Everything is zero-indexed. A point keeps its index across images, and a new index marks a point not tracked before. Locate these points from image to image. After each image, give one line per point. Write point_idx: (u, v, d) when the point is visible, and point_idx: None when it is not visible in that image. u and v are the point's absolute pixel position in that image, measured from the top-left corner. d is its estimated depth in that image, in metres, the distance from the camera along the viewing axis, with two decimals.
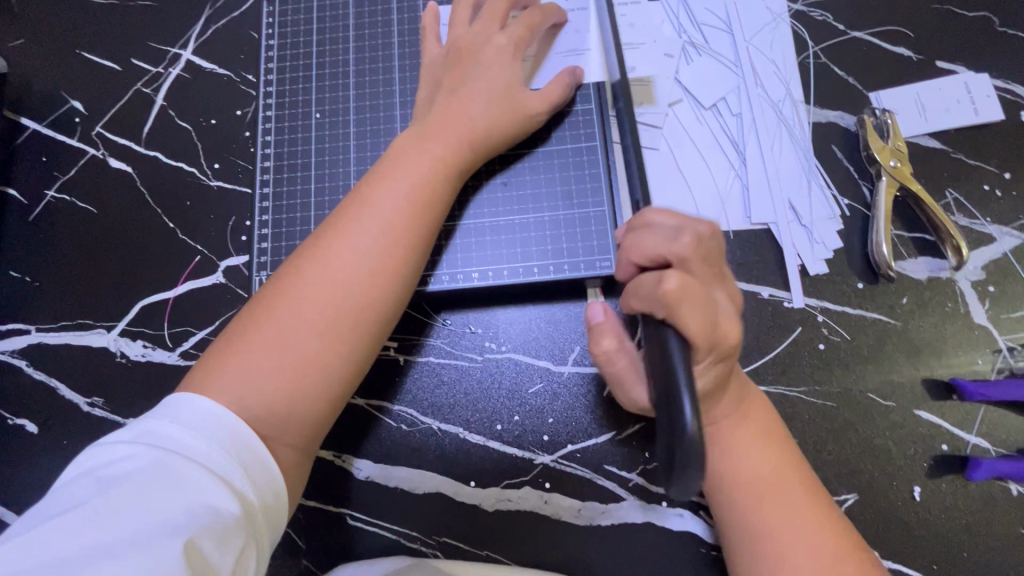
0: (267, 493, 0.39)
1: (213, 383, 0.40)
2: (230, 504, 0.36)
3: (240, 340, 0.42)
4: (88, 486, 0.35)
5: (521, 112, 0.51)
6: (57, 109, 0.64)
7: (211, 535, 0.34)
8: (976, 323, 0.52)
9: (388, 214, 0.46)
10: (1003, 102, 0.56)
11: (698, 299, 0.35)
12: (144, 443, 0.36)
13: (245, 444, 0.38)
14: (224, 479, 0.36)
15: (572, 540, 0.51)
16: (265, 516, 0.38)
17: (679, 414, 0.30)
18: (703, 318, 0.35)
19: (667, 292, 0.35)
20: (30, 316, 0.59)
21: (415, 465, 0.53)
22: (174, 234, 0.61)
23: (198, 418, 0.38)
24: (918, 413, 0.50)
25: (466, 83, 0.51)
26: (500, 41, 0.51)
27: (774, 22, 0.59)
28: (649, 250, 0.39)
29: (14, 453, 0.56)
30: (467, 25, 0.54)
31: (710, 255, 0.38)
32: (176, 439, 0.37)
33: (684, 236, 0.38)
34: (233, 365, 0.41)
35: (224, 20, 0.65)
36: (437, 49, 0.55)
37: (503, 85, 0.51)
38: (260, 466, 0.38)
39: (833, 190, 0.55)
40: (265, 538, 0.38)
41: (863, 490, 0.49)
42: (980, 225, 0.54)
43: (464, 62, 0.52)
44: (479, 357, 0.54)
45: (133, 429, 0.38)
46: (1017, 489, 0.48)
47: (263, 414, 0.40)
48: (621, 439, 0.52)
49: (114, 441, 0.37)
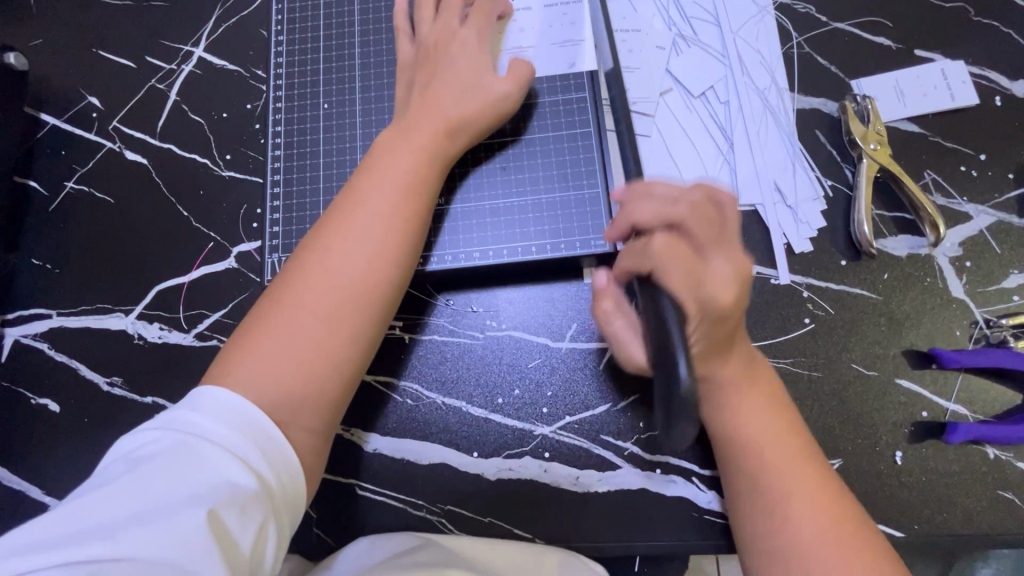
0: (284, 474, 0.41)
1: (227, 375, 0.43)
2: (249, 481, 0.38)
3: (250, 334, 0.45)
4: (121, 467, 0.38)
5: (491, 99, 0.53)
6: (74, 105, 0.67)
7: (231, 509, 0.37)
8: (954, 297, 0.54)
9: (380, 206, 0.49)
10: (978, 88, 0.59)
11: (686, 260, 0.41)
12: (170, 428, 0.39)
13: (262, 428, 0.41)
14: (243, 458, 0.39)
15: (571, 507, 0.54)
16: (283, 495, 0.40)
17: (674, 370, 0.34)
18: (686, 275, 0.40)
19: (657, 250, 0.41)
20: (51, 301, 0.62)
21: (421, 437, 0.56)
22: (188, 223, 0.63)
23: (217, 404, 0.41)
24: (899, 382, 0.53)
25: (439, 78, 0.53)
26: (464, 36, 0.55)
27: (759, 14, 0.62)
28: (649, 213, 0.44)
29: (37, 430, 0.59)
30: (430, 23, 0.57)
31: (706, 217, 0.43)
32: (199, 423, 0.39)
33: (681, 201, 0.43)
34: (244, 358, 0.44)
35: (233, 19, 0.68)
36: (408, 49, 0.58)
37: (469, 78, 0.54)
38: (275, 446, 0.41)
39: (817, 173, 0.58)
40: (283, 515, 0.40)
41: (848, 455, 0.52)
42: (957, 205, 0.56)
43: (433, 59, 0.55)
44: (480, 334, 0.57)
45: (162, 416, 0.41)
46: (994, 452, 0.51)
47: (280, 396, 0.43)
48: (617, 410, 0.54)
49: (145, 426, 0.40)
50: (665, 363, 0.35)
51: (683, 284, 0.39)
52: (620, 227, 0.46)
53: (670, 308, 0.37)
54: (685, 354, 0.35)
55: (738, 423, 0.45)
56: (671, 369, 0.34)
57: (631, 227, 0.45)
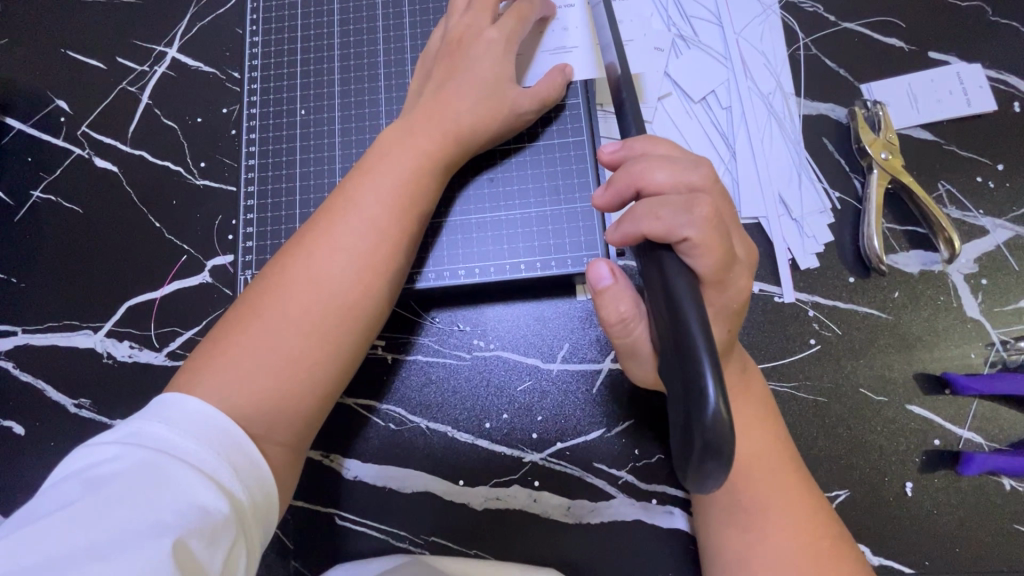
0: (257, 493, 0.38)
1: (199, 384, 0.40)
2: (220, 503, 0.35)
3: (226, 340, 0.42)
4: (75, 487, 0.34)
5: (508, 108, 0.50)
6: (41, 109, 0.64)
7: (200, 535, 0.34)
8: (969, 317, 0.51)
9: (372, 211, 0.45)
10: (995, 93, 0.55)
11: (722, 230, 0.36)
12: (132, 443, 0.36)
13: (235, 443, 0.38)
14: (214, 478, 0.36)
15: (563, 539, 0.51)
16: (255, 516, 0.38)
17: (700, 390, 0.28)
18: (722, 248, 0.35)
19: (701, 217, 0.35)
20: (16, 317, 0.59)
21: (404, 464, 0.53)
22: (160, 234, 0.60)
23: (187, 418, 0.38)
24: (910, 408, 0.50)
25: (455, 77, 0.50)
26: (491, 36, 0.51)
27: (764, 14, 0.58)
28: (673, 177, 0.38)
29: (1, 454, 0.56)
30: (462, 13, 0.53)
31: (722, 189, 0.39)
32: (166, 439, 0.36)
33: (704, 166, 0.38)
34: (219, 366, 0.41)
35: (208, 17, 0.65)
36: (434, 41, 0.54)
37: (492, 81, 0.50)
38: (250, 464, 0.38)
39: (824, 183, 0.55)
40: (255, 539, 0.37)
41: (855, 486, 0.49)
42: (972, 218, 0.53)
43: (456, 54, 0.51)
44: (467, 355, 0.54)
45: (122, 429, 0.37)
46: (1010, 484, 0.48)
47: (253, 412, 0.40)
48: (611, 436, 0.51)
49: (102, 441, 0.37)
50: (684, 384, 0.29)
51: (719, 264, 0.35)
52: (620, 190, 0.39)
53: (686, 289, 0.33)
54: (712, 365, 0.29)
55: None
56: (695, 389, 0.28)
57: (636, 191, 0.39)
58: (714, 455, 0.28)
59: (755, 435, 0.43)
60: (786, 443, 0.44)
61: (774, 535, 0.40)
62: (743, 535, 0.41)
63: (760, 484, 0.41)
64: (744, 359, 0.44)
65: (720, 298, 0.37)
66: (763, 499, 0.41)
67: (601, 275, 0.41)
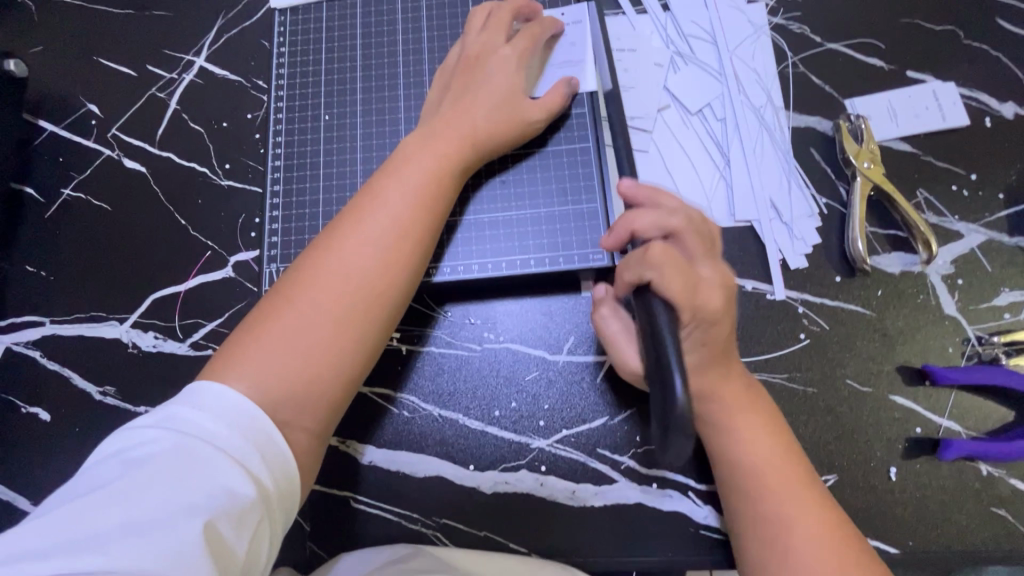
0: (282, 479, 0.41)
1: (235, 368, 0.43)
2: (248, 489, 0.38)
3: (261, 328, 0.45)
4: (115, 467, 0.37)
5: (521, 118, 0.55)
6: (74, 112, 0.67)
7: (228, 517, 0.36)
8: (946, 313, 0.55)
9: (396, 210, 0.49)
10: (968, 109, 0.60)
11: (680, 266, 0.42)
12: (168, 429, 0.38)
13: (262, 432, 0.40)
14: (242, 464, 0.38)
15: (567, 522, 0.53)
16: (279, 500, 0.40)
17: (670, 386, 0.35)
18: (682, 283, 0.42)
19: (654, 257, 0.42)
20: (45, 309, 0.62)
21: (417, 450, 0.55)
22: (185, 231, 0.63)
23: (219, 405, 0.40)
24: (893, 398, 0.53)
25: (473, 90, 0.54)
26: (506, 52, 0.55)
27: (755, 34, 0.63)
28: (648, 225, 0.46)
29: (27, 440, 0.58)
30: (478, 32, 0.57)
31: (699, 231, 0.46)
32: (199, 425, 0.39)
33: (678, 216, 0.45)
34: (254, 352, 0.44)
35: (236, 29, 0.69)
36: (452, 57, 0.59)
37: (506, 93, 0.54)
38: (275, 451, 0.41)
39: (812, 190, 0.59)
40: (279, 521, 0.40)
41: (843, 471, 0.52)
42: (948, 223, 0.57)
43: (473, 69, 0.56)
44: (478, 346, 0.57)
45: (158, 415, 0.40)
46: (986, 469, 0.51)
47: (283, 395, 0.43)
48: (614, 424, 0.55)
49: (139, 425, 0.39)
50: (660, 379, 0.36)
51: (682, 294, 0.41)
52: (617, 235, 0.47)
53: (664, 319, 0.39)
54: (680, 369, 0.36)
55: (735, 455, 0.46)
56: (667, 386, 0.35)
57: (628, 234, 0.47)
58: (680, 433, 0.34)
59: (763, 444, 0.46)
60: (796, 450, 0.47)
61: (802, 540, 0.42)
62: (772, 543, 0.43)
63: (776, 491, 0.44)
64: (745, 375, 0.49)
65: (700, 322, 0.43)
66: (784, 505, 0.44)
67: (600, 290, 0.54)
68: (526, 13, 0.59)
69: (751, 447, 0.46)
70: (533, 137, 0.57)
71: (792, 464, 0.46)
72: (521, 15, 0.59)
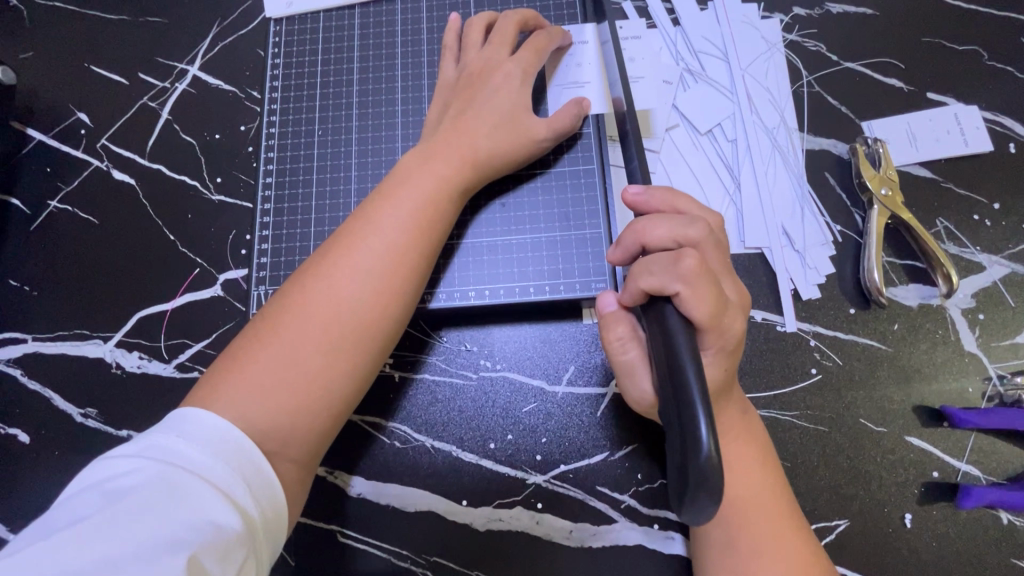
0: (268, 510, 0.38)
1: (218, 399, 0.41)
2: (233, 521, 0.36)
3: (245, 356, 0.43)
4: (91, 500, 0.34)
5: (528, 136, 0.52)
6: (63, 121, 0.65)
7: (213, 551, 0.34)
8: (966, 350, 0.52)
9: (392, 234, 0.46)
10: (991, 134, 0.57)
11: (703, 276, 0.38)
12: (150, 458, 0.36)
13: (247, 458, 0.38)
14: (227, 494, 0.36)
15: (564, 562, 0.51)
16: (265, 532, 0.38)
17: (693, 432, 0.31)
18: (705, 291, 0.38)
19: (688, 271, 0.38)
20: (28, 326, 0.60)
21: (407, 482, 0.53)
22: (174, 246, 0.61)
23: (205, 433, 0.38)
24: (909, 439, 0.50)
25: (473, 107, 0.52)
26: (509, 67, 0.53)
27: (769, 51, 0.61)
28: (666, 233, 0.41)
29: (4, 463, 0.56)
30: (479, 49, 0.56)
31: (717, 243, 0.42)
32: (181, 454, 0.37)
33: (699, 223, 0.41)
34: (237, 382, 0.41)
35: (231, 38, 0.67)
36: (450, 72, 0.57)
37: (511, 110, 0.52)
38: (262, 481, 0.38)
39: (826, 217, 0.56)
40: (265, 554, 0.38)
41: (855, 516, 0.49)
42: (969, 254, 0.54)
43: (475, 85, 0.53)
44: (474, 375, 0.55)
45: (140, 443, 0.38)
46: (1007, 518, 0.48)
47: (270, 429, 0.41)
48: (615, 459, 0.52)
49: (121, 454, 0.37)
50: (679, 419, 0.33)
51: (706, 317, 0.38)
52: (626, 247, 0.43)
53: (683, 337, 0.36)
54: (705, 412, 0.32)
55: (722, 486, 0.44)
56: (688, 432, 0.31)
57: (640, 246, 0.42)
58: (707, 491, 0.30)
59: (748, 477, 0.44)
60: (782, 490, 0.44)
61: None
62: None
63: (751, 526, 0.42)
64: (744, 403, 0.46)
65: (716, 342, 0.39)
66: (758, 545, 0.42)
67: (608, 305, 0.46)
68: (532, 23, 0.57)
69: (735, 480, 0.44)
70: (547, 153, 0.55)
71: (774, 502, 0.43)
72: (527, 27, 0.57)
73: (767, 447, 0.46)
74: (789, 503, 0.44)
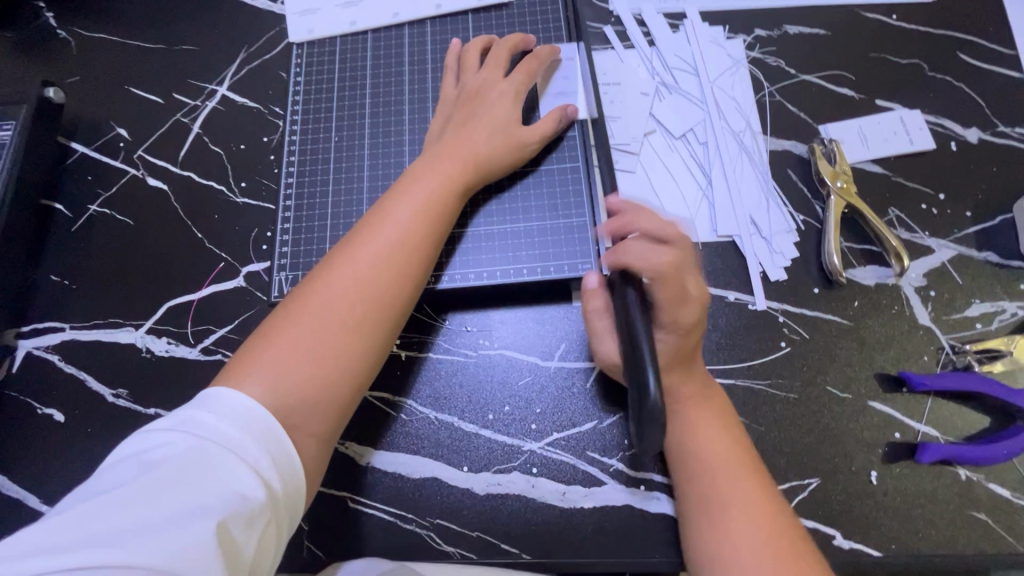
0: (290, 484, 0.43)
1: (253, 367, 0.46)
2: (258, 491, 0.40)
3: (276, 332, 0.48)
4: (133, 468, 0.39)
5: (521, 140, 0.59)
6: (103, 136, 0.73)
7: (239, 519, 0.38)
8: (920, 324, 0.57)
9: (406, 226, 0.53)
10: (934, 134, 0.64)
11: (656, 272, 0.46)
12: (185, 431, 0.41)
13: (273, 435, 0.43)
14: (254, 468, 0.41)
15: (557, 523, 0.55)
16: (285, 504, 0.42)
17: (644, 386, 0.37)
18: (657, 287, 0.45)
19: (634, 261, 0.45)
20: (66, 315, 0.65)
21: (413, 451, 0.57)
22: (202, 243, 0.67)
23: (234, 409, 0.42)
24: (872, 404, 0.55)
25: (475, 117, 0.60)
26: (505, 84, 0.61)
27: (734, 66, 0.68)
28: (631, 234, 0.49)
29: (39, 439, 0.61)
30: (477, 68, 0.64)
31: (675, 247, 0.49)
32: (213, 429, 0.41)
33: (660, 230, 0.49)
34: (270, 354, 0.47)
35: (256, 62, 0.75)
36: (452, 89, 0.65)
37: (506, 118, 0.60)
38: (285, 457, 0.43)
39: (790, 208, 0.63)
40: (285, 524, 0.42)
41: (826, 474, 0.53)
42: (919, 239, 0.60)
43: (475, 98, 0.61)
44: (473, 352, 0.60)
45: (175, 419, 0.42)
46: (965, 473, 0.53)
47: (300, 394, 0.46)
48: (604, 427, 0.57)
49: (160, 428, 0.41)
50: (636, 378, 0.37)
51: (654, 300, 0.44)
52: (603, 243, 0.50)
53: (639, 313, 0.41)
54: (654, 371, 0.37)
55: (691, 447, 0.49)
56: (641, 386, 0.37)
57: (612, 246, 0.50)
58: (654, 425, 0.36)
59: (713, 440, 0.49)
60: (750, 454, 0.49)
61: (735, 526, 0.45)
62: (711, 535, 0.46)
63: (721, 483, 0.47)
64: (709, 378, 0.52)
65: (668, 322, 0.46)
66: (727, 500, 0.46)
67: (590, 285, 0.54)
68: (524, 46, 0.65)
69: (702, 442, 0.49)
70: (538, 154, 0.62)
71: (745, 465, 0.48)
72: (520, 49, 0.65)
73: (730, 414, 0.51)
74: (759, 466, 0.49)
